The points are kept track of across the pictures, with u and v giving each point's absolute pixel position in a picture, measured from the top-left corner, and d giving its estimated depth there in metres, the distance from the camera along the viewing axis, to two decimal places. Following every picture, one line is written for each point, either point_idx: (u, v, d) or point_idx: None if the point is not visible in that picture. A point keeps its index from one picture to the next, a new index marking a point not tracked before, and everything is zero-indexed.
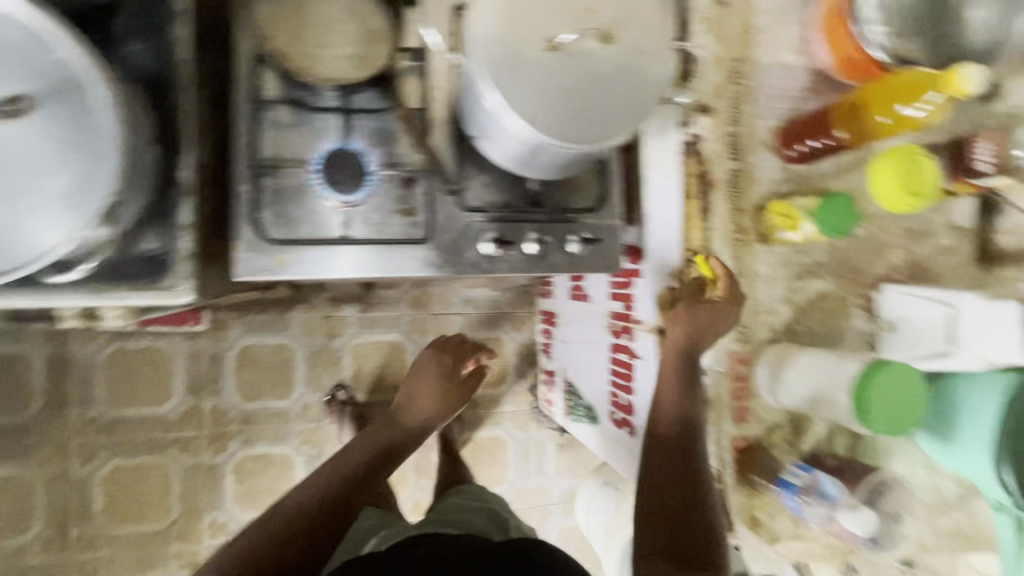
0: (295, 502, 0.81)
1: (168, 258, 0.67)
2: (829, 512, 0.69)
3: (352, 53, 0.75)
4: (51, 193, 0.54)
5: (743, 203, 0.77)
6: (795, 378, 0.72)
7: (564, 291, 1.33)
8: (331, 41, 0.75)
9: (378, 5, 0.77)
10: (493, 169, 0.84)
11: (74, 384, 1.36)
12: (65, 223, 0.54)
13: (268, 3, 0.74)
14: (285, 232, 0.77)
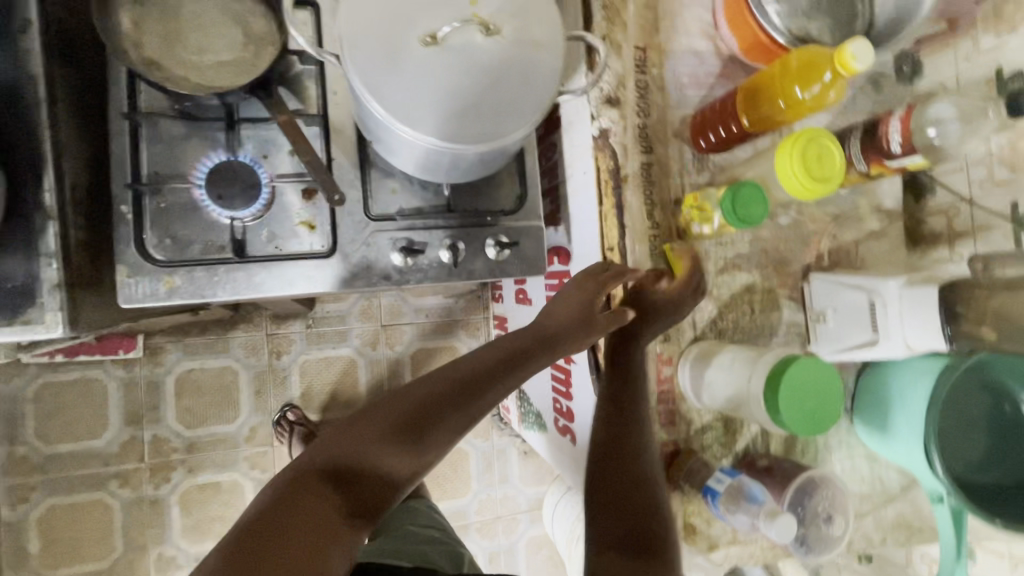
0: (354, 431, 0.57)
1: (35, 290, 0.62)
2: (752, 520, 0.66)
3: (235, 58, 0.71)
4: None
5: (658, 197, 0.74)
6: (717, 375, 0.69)
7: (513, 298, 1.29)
8: (211, 47, 0.70)
9: (262, 8, 0.73)
10: (401, 175, 0.80)
11: (1, 423, 1.29)
12: None
13: (137, 10, 0.70)
14: (175, 252, 0.72)
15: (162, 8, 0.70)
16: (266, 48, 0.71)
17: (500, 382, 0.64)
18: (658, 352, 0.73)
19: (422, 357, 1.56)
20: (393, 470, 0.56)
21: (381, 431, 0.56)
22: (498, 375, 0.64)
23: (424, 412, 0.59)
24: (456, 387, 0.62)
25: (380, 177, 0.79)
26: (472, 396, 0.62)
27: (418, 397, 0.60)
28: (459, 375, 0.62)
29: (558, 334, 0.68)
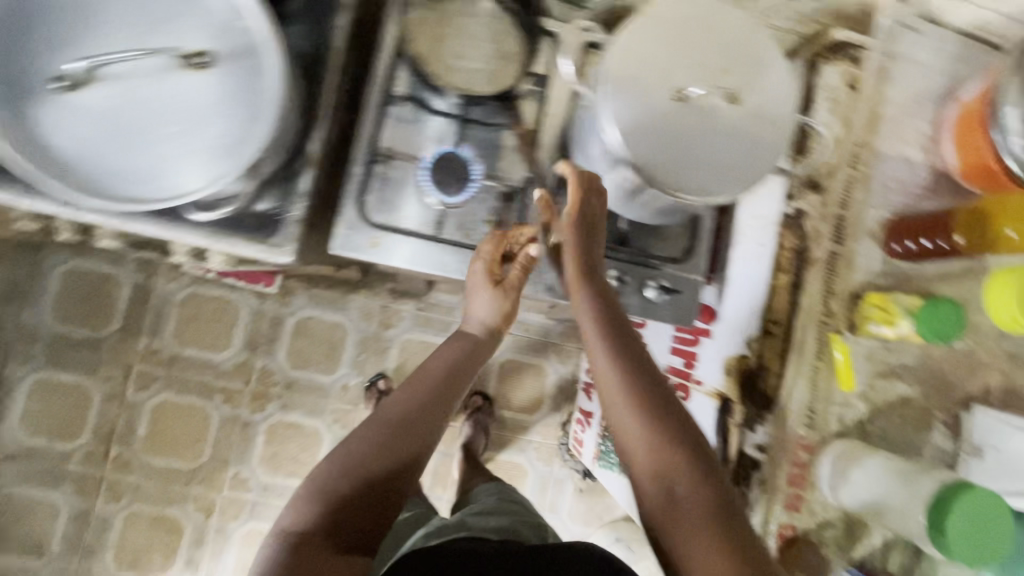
0: (343, 461, 0.64)
1: (283, 222, 0.72)
2: None
3: (485, 68, 0.80)
4: (206, 143, 0.56)
5: (838, 286, 0.75)
6: (862, 474, 0.69)
7: None
8: (469, 55, 0.80)
9: (518, 31, 0.82)
10: (588, 201, 0.85)
11: (148, 316, 1.45)
12: (213, 171, 0.56)
13: (422, 11, 0.81)
14: (387, 219, 0.81)
15: (438, 13, 0.81)
16: (511, 65, 0.81)
17: (440, 398, 0.71)
18: (800, 436, 0.74)
19: (510, 367, 1.61)
20: (376, 501, 0.63)
21: (342, 482, 0.63)
22: (434, 397, 0.71)
23: (394, 451, 0.66)
24: (415, 425, 0.68)
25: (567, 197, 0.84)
26: (435, 404, 0.71)
27: (391, 432, 0.67)
28: (393, 414, 0.68)
29: (473, 350, 0.77)
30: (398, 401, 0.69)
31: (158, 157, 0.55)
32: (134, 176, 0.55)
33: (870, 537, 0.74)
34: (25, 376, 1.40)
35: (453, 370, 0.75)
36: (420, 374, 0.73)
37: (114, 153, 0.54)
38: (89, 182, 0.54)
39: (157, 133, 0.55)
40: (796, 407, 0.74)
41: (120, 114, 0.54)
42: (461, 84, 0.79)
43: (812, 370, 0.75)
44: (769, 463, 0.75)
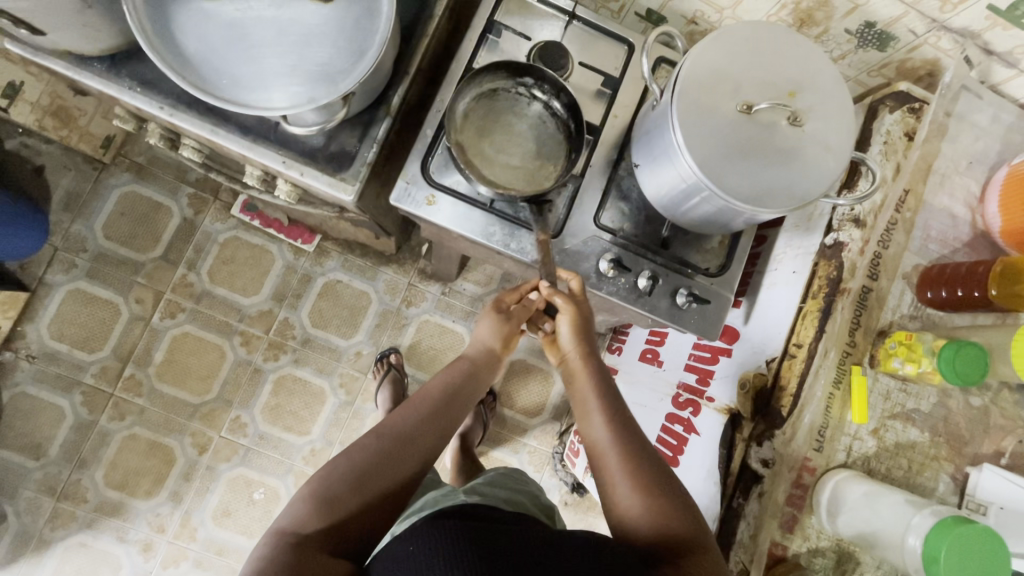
0: (344, 465, 0.66)
1: (355, 161, 0.76)
2: None
3: (524, 166, 0.85)
4: (312, 66, 0.62)
5: (865, 321, 0.77)
6: (860, 503, 0.69)
7: (627, 352, 1.26)
8: (507, 152, 0.85)
9: (561, 135, 0.87)
10: (634, 202, 0.89)
11: (189, 249, 1.51)
12: (313, 92, 0.61)
13: (472, 102, 0.85)
14: (443, 179, 0.85)
15: (487, 107, 0.86)
16: (548, 168, 0.86)
17: (436, 418, 0.75)
18: (805, 457, 0.75)
19: (518, 366, 1.64)
20: (381, 506, 0.66)
21: (338, 486, 0.64)
22: (434, 414, 0.75)
23: (392, 465, 0.68)
24: (415, 442, 0.71)
25: (617, 195, 0.89)
26: (441, 413, 0.76)
27: (381, 451, 0.68)
28: (392, 430, 0.71)
29: (473, 372, 0.84)
30: (402, 415, 0.73)
31: (268, 70, 0.61)
32: (245, 83, 0.61)
33: (859, 574, 0.74)
34: (63, 283, 1.46)
35: (453, 395, 0.79)
36: (422, 396, 0.77)
37: (232, 61, 0.61)
38: (205, 81, 0.60)
39: (272, 49, 0.61)
40: (807, 428, 0.75)
41: (245, 28, 0.61)
42: (499, 180, 0.84)
43: (826, 396, 0.76)
44: (771, 480, 0.75)
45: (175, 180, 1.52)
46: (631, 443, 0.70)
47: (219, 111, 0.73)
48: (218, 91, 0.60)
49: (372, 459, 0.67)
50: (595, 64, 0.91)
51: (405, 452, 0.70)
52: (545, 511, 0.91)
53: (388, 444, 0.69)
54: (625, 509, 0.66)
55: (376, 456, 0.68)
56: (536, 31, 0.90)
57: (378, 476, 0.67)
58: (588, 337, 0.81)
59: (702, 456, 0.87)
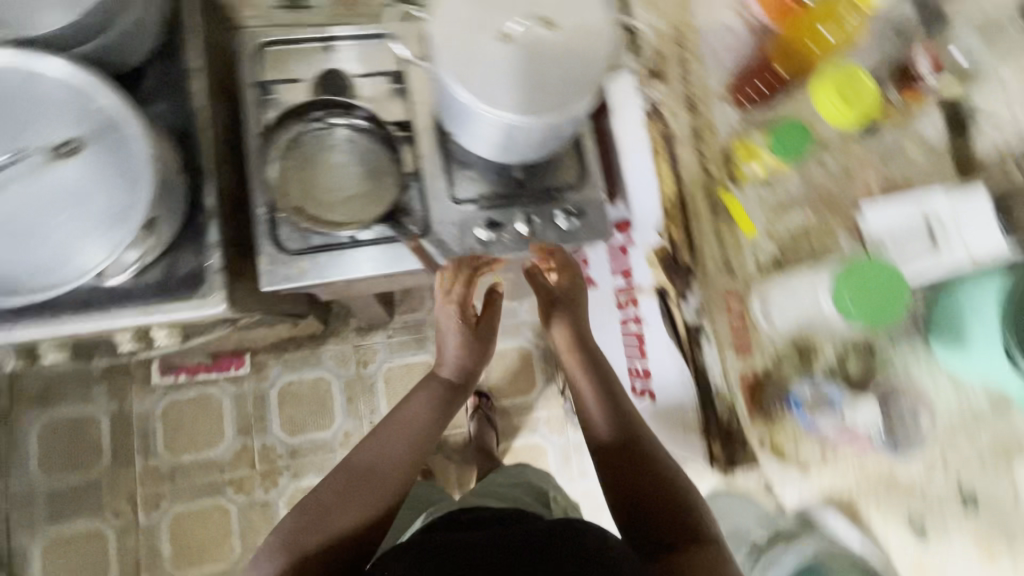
0: (307, 509, 0.71)
1: (207, 275, 0.76)
2: (839, 422, 0.74)
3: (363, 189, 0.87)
4: (102, 213, 0.62)
5: (709, 151, 0.83)
6: (780, 294, 0.76)
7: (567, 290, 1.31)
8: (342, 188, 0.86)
9: (377, 144, 0.89)
10: (477, 165, 0.92)
11: (135, 438, 1.46)
12: (114, 234, 0.61)
13: (281, 162, 0.86)
14: (299, 244, 0.85)
15: (298, 158, 0.86)
16: (385, 177, 0.88)
17: (404, 440, 0.76)
18: (726, 288, 0.80)
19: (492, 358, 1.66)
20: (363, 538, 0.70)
21: (304, 532, 0.69)
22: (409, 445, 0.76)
23: (363, 501, 0.72)
24: (385, 479, 0.73)
25: (460, 167, 0.91)
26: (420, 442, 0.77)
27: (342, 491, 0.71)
28: (359, 467, 0.74)
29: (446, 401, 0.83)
30: (370, 449, 0.75)
31: (65, 240, 0.62)
32: (52, 265, 0.61)
33: None
34: (34, 541, 1.39)
35: (421, 413, 0.79)
36: (382, 426, 0.77)
37: (30, 252, 0.61)
38: (14, 285, 0.60)
39: (60, 220, 0.62)
40: (713, 264, 0.81)
41: (24, 218, 0.62)
42: (347, 214, 0.85)
43: (714, 229, 0.81)
44: (709, 323, 0.81)
45: (83, 386, 1.46)
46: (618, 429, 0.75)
47: (52, 303, 0.72)
48: (32, 285, 0.60)
49: (340, 506, 0.71)
50: (374, 69, 0.93)
51: (376, 489, 0.73)
52: (541, 497, 0.99)
53: (349, 483, 0.73)
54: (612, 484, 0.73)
55: (340, 498, 0.71)
56: (305, 71, 0.91)
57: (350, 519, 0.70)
58: (573, 325, 0.82)
59: (659, 336, 0.92)
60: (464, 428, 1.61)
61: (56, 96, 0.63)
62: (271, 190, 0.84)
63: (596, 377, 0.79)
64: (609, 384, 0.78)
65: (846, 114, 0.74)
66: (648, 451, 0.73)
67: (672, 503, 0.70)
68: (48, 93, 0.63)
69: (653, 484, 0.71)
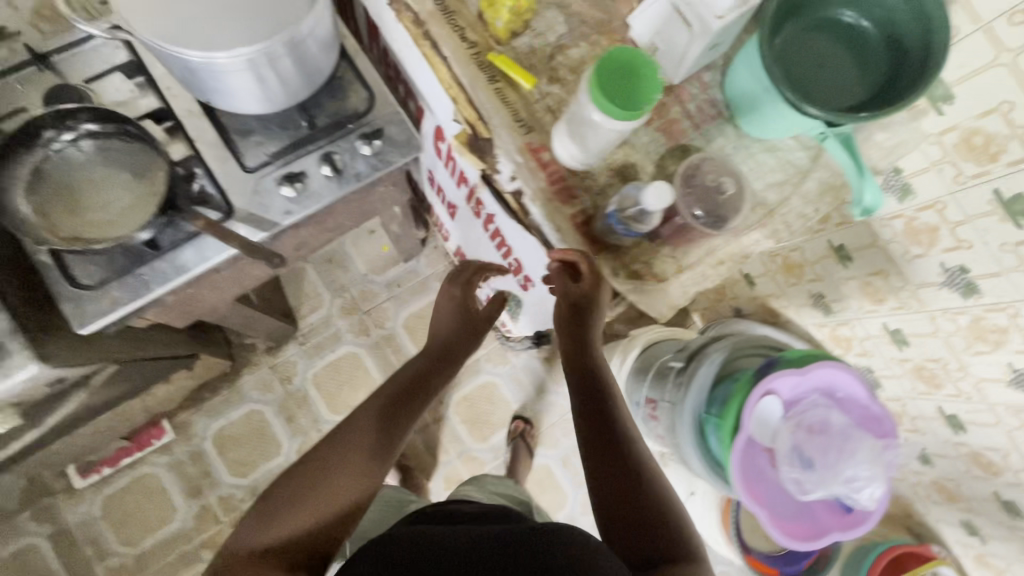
0: (291, 488, 0.74)
1: (5, 342, 0.71)
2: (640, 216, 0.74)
3: (135, 194, 0.78)
4: None
5: (462, 22, 0.81)
6: (568, 125, 0.75)
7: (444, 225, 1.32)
8: (112, 201, 0.78)
9: (132, 141, 0.79)
10: (256, 127, 0.87)
11: (87, 546, 1.39)
12: None
13: (36, 198, 0.77)
14: (95, 274, 0.78)
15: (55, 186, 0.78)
16: (154, 174, 0.78)
17: (361, 449, 0.79)
18: (529, 144, 0.80)
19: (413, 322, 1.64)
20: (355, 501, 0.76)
21: (291, 513, 0.71)
22: (395, 414, 0.86)
23: (361, 475, 0.77)
24: (346, 486, 0.75)
25: (241, 134, 0.86)
26: (407, 413, 0.88)
27: (290, 499, 0.72)
28: (353, 441, 0.79)
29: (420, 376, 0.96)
30: (362, 423, 0.82)
31: None
32: None
33: (641, 171, 0.82)
34: None
35: (380, 419, 0.84)
36: (335, 438, 0.80)
37: None
38: None
39: None
40: (509, 126, 0.79)
41: None
42: (123, 226, 0.77)
43: (497, 92, 0.80)
44: (526, 183, 0.79)
45: (8, 521, 1.36)
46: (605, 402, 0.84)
47: None
48: None
49: (292, 512, 0.71)
50: (105, 71, 0.85)
51: (332, 491, 0.74)
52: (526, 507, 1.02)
53: (304, 488, 0.74)
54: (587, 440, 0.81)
55: (331, 468, 0.76)
56: (30, 102, 0.83)
57: (307, 519, 0.71)
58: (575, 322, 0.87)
59: (505, 220, 0.93)
60: None
61: None
62: (31, 228, 0.75)
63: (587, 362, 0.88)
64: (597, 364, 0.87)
65: None
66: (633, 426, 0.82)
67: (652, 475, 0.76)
68: None
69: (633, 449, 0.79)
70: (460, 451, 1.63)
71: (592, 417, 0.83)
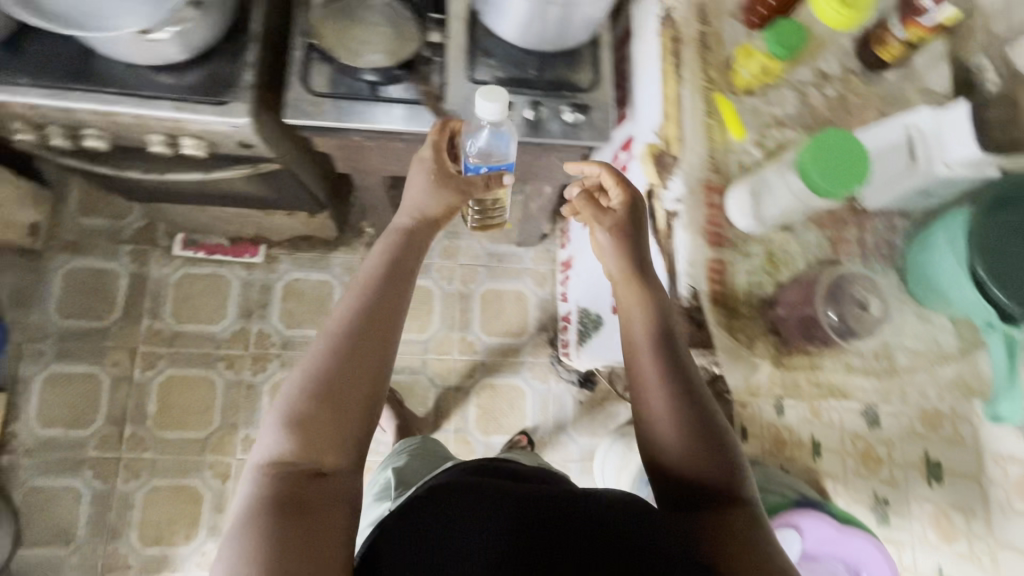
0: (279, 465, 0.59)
1: (237, 87, 0.85)
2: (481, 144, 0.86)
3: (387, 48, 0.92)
4: None
5: (713, 59, 0.87)
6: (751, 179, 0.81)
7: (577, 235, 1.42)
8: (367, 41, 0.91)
9: (410, 13, 0.93)
10: (497, 53, 0.98)
11: (147, 300, 1.55)
12: (134, 12, 0.69)
13: (322, 10, 0.91)
14: (324, 85, 0.93)
15: (338, 6, 0.91)
16: (410, 41, 0.92)
17: (355, 360, 0.63)
18: (708, 180, 0.83)
19: (491, 296, 1.71)
20: (344, 442, 0.62)
21: (285, 490, 0.58)
22: (357, 335, 0.64)
23: (343, 416, 0.61)
24: (344, 409, 0.62)
25: (483, 51, 0.98)
26: (376, 320, 0.65)
27: (302, 422, 0.60)
28: (322, 386, 0.61)
29: (409, 250, 0.73)
30: (321, 362, 0.62)
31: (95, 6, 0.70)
32: (77, 17, 0.70)
33: (792, 262, 0.83)
34: (36, 374, 1.47)
35: (373, 313, 0.66)
36: (340, 335, 0.64)
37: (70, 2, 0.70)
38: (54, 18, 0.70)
39: None
40: (701, 159, 0.84)
41: None
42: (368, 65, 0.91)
43: (706, 128, 0.85)
44: (688, 210, 0.83)
45: (111, 244, 1.56)
46: (677, 388, 0.66)
47: (101, 79, 0.82)
48: (65, 21, 0.70)
49: (308, 445, 0.60)
50: None
51: (333, 415, 0.61)
52: None
53: (314, 411, 0.60)
54: (657, 437, 0.66)
55: (302, 434, 0.60)
56: None
57: (314, 448, 0.60)
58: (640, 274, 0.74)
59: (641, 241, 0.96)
60: (452, 357, 1.66)
61: None
62: (309, 29, 0.91)
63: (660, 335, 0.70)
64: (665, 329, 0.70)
65: (846, 17, 0.74)
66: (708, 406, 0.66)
67: (713, 468, 0.64)
68: None
69: (695, 444, 0.65)
70: (459, 428, 1.63)
71: (654, 416, 0.67)
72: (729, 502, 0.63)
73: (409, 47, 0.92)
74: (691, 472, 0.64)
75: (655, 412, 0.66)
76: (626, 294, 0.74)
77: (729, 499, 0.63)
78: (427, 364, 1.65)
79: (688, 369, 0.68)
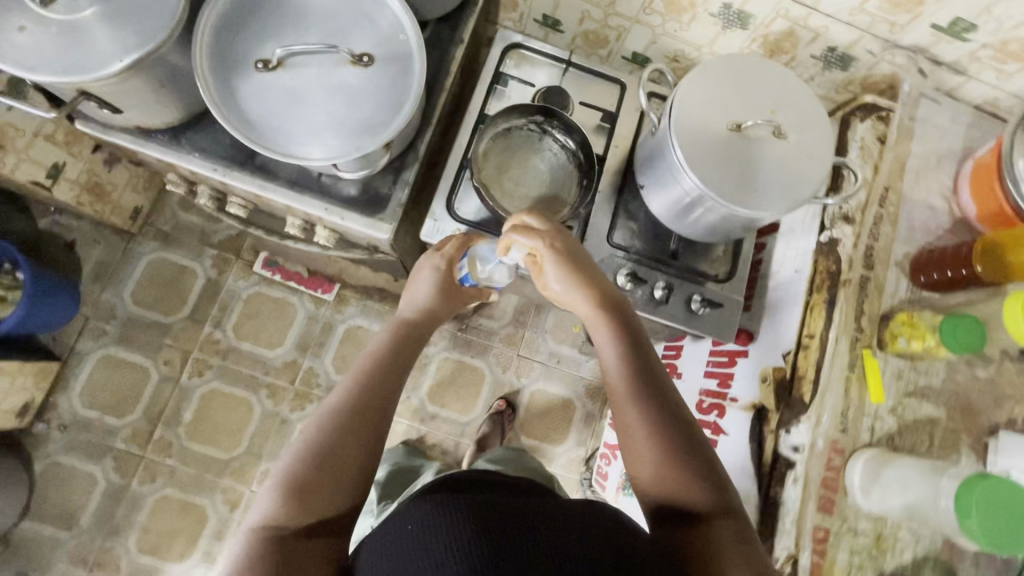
0: (268, 530, 0.60)
1: (390, 203, 0.84)
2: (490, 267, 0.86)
3: (540, 195, 0.91)
4: (334, 126, 0.69)
5: (869, 308, 0.83)
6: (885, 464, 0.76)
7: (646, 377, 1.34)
8: (523, 184, 0.91)
9: (573, 166, 0.92)
10: (641, 220, 0.96)
11: (215, 307, 1.56)
12: (327, 145, 0.68)
13: (490, 142, 0.91)
14: (467, 213, 0.91)
15: (504, 145, 0.92)
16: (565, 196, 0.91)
17: (352, 425, 0.67)
18: (833, 439, 0.79)
19: (541, 395, 1.66)
20: (331, 493, 0.63)
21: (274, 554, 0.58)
22: (358, 405, 0.69)
23: (337, 476, 0.64)
24: (338, 465, 0.64)
25: (626, 215, 0.96)
26: (375, 386, 0.71)
27: (299, 487, 0.62)
28: (318, 447, 0.64)
29: (415, 339, 0.80)
30: (317, 430, 0.66)
31: (289, 128, 0.69)
32: (266, 128, 0.68)
33: (900, 552, 0.76)
34: (93, 350, 1.50)
35: (370, 387, 0.71)
36: (337, 409, 0.68)
37: (263, 114, 0.68)
38: (241, 123, 0.68)
39: (300, 109, 0.69)
40: (832, 412, 0.79)
41: (282, 90, 0.69)
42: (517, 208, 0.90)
43: (846, 380, 0.80)
44: (804, 464, 0.78)
45: (199, 244, 1.58)
46: (649, 406, 0.66)
47: (265, 167, 0.82)
48: (253, 129, 0.68)
49: (297, 511, 0.61)
50: (594, 103, 1.00)
51: (330, 481, 0.63)
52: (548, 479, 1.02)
53: (311, 474, 0.63)
54: (638, 462, 0.65)
55: (294, 495, 0.61)
56: (537, 79, 0.99)
57: (300, 507, 0.61)
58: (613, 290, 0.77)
59: (732, 453, 0.90)
60: None
61: (375, 19, 0.72)
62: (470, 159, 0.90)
63: (634, 349, 0.72)
64: (635, 345, 0.72)
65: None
66: (678, 419, 0.66)
67: (692, 483, 0.62)
68: (372, 14, 0.72)
69: (667, 458, 0.63)
70: None
71: (628, 429, 0.66)
72: (719, 515, 0.60)
73: (567, 202, 0.90)
74: (673, 500, 0.62)
75: (631, 435, 0.65)
76: (597, 318, 0.75)
77: (719, 512, 0.61)
78: (458, 446, 1.61)
79: (659, 387, 0.69)
